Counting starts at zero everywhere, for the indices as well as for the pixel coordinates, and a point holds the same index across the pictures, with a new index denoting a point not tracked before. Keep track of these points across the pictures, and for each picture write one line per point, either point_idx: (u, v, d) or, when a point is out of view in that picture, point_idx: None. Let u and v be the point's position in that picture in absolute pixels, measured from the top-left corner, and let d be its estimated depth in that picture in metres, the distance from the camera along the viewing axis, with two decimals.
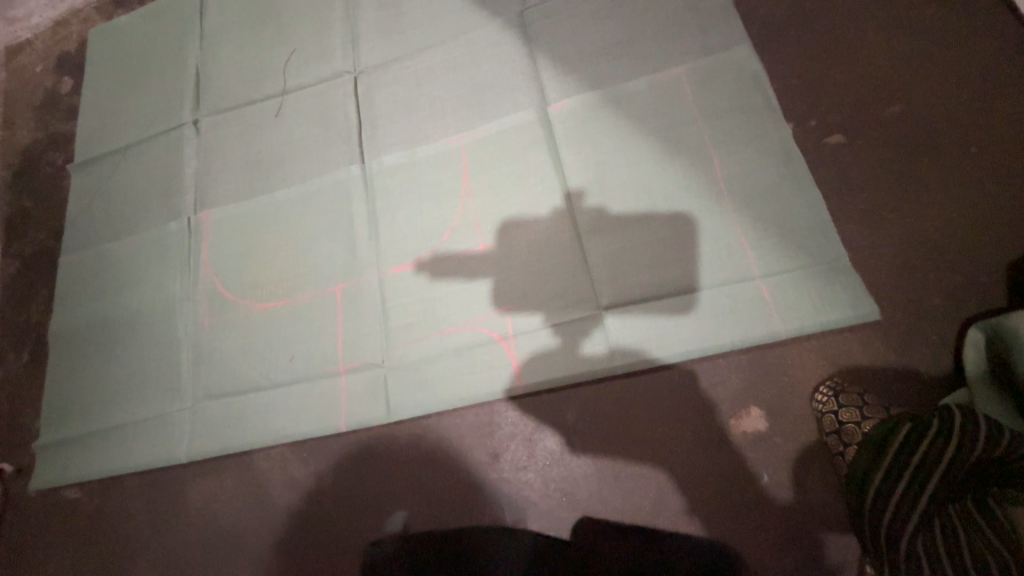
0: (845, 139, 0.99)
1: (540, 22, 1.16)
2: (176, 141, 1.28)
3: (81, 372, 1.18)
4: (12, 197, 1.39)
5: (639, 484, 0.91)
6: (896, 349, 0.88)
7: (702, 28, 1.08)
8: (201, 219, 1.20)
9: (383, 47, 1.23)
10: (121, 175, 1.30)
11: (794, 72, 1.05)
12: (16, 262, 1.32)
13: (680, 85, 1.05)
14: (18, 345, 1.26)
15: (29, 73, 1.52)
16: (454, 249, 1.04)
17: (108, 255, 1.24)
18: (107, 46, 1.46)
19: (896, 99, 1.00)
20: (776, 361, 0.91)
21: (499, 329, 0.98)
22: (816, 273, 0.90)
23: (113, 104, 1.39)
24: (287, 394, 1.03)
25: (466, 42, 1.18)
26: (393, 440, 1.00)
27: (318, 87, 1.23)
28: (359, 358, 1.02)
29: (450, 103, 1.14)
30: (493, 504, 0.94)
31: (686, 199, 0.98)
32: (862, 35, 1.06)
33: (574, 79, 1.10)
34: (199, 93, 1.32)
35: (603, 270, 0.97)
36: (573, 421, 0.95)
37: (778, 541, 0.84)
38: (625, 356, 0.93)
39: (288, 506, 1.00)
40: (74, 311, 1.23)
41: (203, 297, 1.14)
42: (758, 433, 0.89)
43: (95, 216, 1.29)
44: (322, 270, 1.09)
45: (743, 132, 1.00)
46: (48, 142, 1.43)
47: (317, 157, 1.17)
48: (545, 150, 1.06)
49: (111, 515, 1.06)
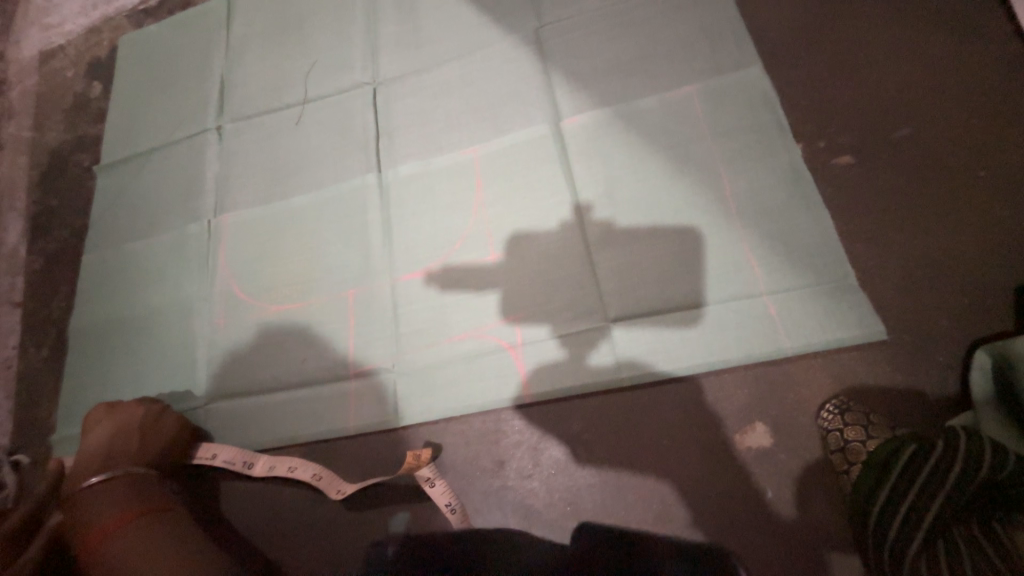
0: (853, 160, 1.01)
1: (555, 39, 1.19)
2: (199, 146, 1.33)
3: (98, 368, 1.21)
4: (40, 196, 1.44)
5: (641, 496, 0.91)
6: (903, 369, 0.88)
7: (713, 48, 1.10)
8: (220, 222, 1.24)
9: (402, 60, 1.27)
10: (145, 178, 1.34)
11: (805, 92, 1.07)
12: (41, 259, 1.37)
13: (691, 103, 1.07)
14: (39, 339, 1.29)
15: (60, 77, 1.58)
16: (465, 259, 1.06)
17: (130, 254, 1.28)
18: (136, 53, 1.52)
19: (905, 122, 1.02)
20: (782, 378, 0.92)
21: (507, 338, 1.00)
22: (823, 291, 0.91)
23: (140, 109, 1.44)
24: (298, 396, 1.06)
25: (482, 57, 1.21)
26: (401, 444, 1.01)
27: (337, 97, 1.27)
28: (370, 363, 1.04)
29: (465, 116, 1.17)
30: (497, 510, 0.95)
31: (693, 215, 1.00)
32: (873, 59, 1.08)
33: (588, 95, 1.12)
34: (223, 100, 1.37)
35: (611, 283, 0.99)
36: (578, 431, 0.96)
37: (784, 558, 0.84)
38: (630, 368, 0.94)
39: (298, 507, 1.02)
40: (94, 309, 1.26)
41: (220, 298, 1.18)
42: (763, 450, 0.90)
43: (118, 216, 1.33)
44: (335, 275, 1.12)
45: (752, 151, 1.02)
46: (76, 144, 1.48)
47: (334, 165, 1.21)
48: (557, 164, 1.08)
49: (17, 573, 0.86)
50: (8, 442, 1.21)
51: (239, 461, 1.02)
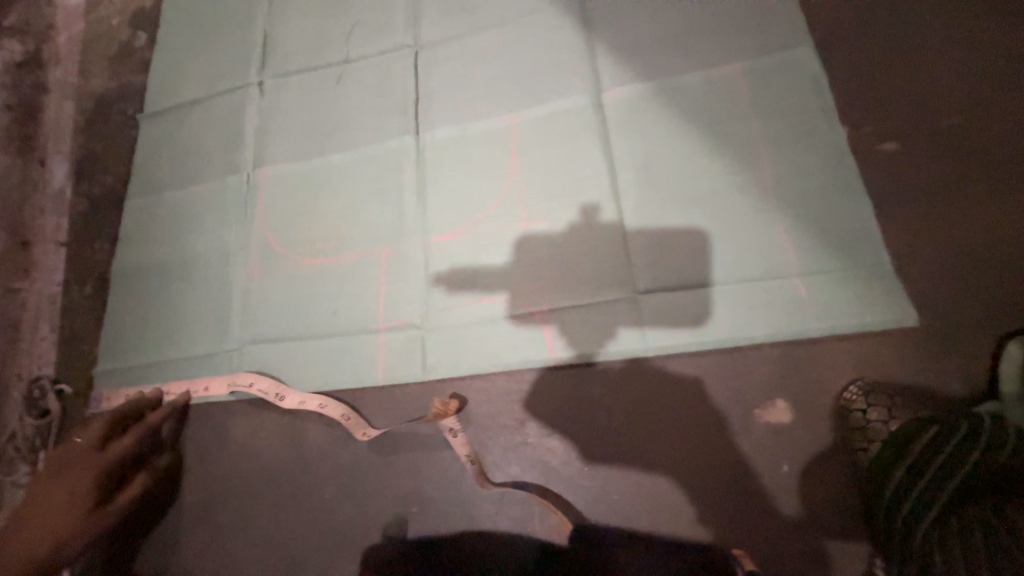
0: (898, 148, 0.99)
1: (602, 10, 1.18)
2: (240, 100, 1.35)
3: (138, 308, 1.26)
4: (84, 141, 1.48)
5: (657, 462, 0.95)
6: (931, 357, 0.89)
7: (764, 27, 1.08)
8: (259, 174, 1.27)
9: (444, 24, 1.27)
10: (187, 128, 1.37)
11: (854, 77, 1.05)
12: (85, 202, 1.42)
13: (736, 82, 1.06)
14: (83, 278, 1.35)
15: (105, 25, 1.60)
16: (497, 222, 1.08)
17: (170, 202, 1.32)
18: (181, 5, 1.54)
19: (957, 111, 1.00)
20: (807, 358, 0.93)
21: (535, 303, 1.02)
22: (855, 277, 0.92)
23: (183, 60, 1.46)
24: (329, 345, 1.10)
25: (526, 24, 1.21)
26: (426, 397, 1.05)
27: (378, 58, 1.28)
28: (401, 318, 1.08)
29: (505, 84, 1.17)
30: (516, 465, 1.00)
31: (730, 194, 1.00)
32: (929, 46, 1.05)
33: (631, 68, 1.12)
34: (265, 56, 1.38)
35: (641, 258, 1.00)
36: (600, 396, 0.98)
37: (792, 527, 0.88)
38: (654, 340, 0.97)
39: (330, 448, 1.08)
40: (135, 251, 1.31)
41: (257, 248, 1.21)
42: (781, 426, 0.92)
43: (160, 165, 1.37)
44: (370, 232, 1.15)
45: (795, 133, 1.01)
46: (121, 92, 1.51)
47: (373, 125, 1.22)
48: (596, 135, 1.09)
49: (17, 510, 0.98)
50: (53, 371, 1.28)
51: (271, 392, 1.09)
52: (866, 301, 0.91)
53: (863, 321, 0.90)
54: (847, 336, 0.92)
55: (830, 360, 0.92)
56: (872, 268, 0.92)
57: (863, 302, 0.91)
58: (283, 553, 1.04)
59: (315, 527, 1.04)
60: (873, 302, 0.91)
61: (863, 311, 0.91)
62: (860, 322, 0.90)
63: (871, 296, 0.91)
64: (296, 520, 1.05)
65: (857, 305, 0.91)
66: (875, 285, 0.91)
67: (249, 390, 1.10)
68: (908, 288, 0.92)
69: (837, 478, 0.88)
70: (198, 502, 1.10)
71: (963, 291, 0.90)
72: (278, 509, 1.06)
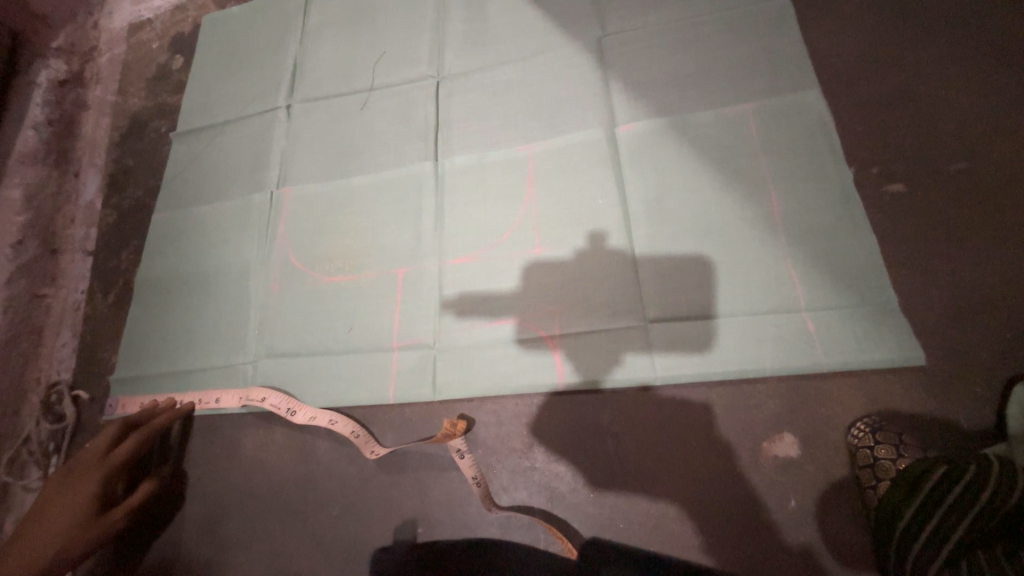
0: (904, 189, 1.02)
1: (617, 50, 1.24)
2: (269, 123, 1.42)
3: (159, 317, 1.30)
4: (118, 155, 1.55)
5: (663, 492, 0.94)
6: (941, 396, 0.90)
7: (773, 70, 1.13)
8: (282, 194, 1.32)
9: (466, 58, 1.33)
10: (216, 147, 1.44)
11: (861, 120, 1.09)
12: (114, 214, 1.47)
13: (745, 120, 1.10)
14: (106, 287, 1.40)
15: (146, 48, 1.69)
16: (511, 247, 1.12)
17: (196, 217, 1.37)
18: (218, 33, 1.63)
19: (962, 156, 1.02)
20: (815, 392, 0.94)
21: (545, 326, 1.04)
22: (862, 314, 0.93)
23: (217, 83, 1.54)
24: (342, 362, 1.12)
25: (545, 61, 1.27)
26: (437, 416, 1.07)
27: (403, 88, 1.35)
28: (413, 337, 1.10)
29: (522, 116, 1.22)
30: (523, 489, 1.00)
31: (739, 228, 1.03)
32: (934, 93, 1.08)
33: (644, 105, 1.17)
34: (294, 82, 1.46)
35: (651, 286, 1.03)
36: (608, 423, 0.99)
37: (800, 566, 0.87)
38: (663, 369, 0.97)
39: (340, 465, 1.08)
40: (158, 263, 1.35)
41: (277, 264, 1.25)
42: (789, 460, 0.92)
43: (188, 181, 1.43)
44: (387, 252, 1.19)
45: (802, 172, 1.04)
46: (155, 111, 1.59)
47: (395, 151, 1.28)
48: (609, 168, 1.13)
49: (29, 510, 1.00)
50: (72, 376, 1.32)
51: (284, 407, 1.11)
52: (875, 338, 0.92)
53: (872, 358, 0.91)
54: (852, 372, 0.94)
55: (837, 396, 0.93)
56: (880, 306, 0.93)
57: (874, 341, 0.92)
58: (286, 567, 1.04)
59: (321, 544, 1.04)
60: (883, 340, 0.92)
61: (872, 349, 0.91)
62: (868, 359, 0.91)
63: (879, 334, 0.92)
64: (302, 536, 1.05)
65: (868, 343, 0.92)
66: (882, 324, 0.92)
67: (262, 404, 1.12)
68: (917, 328, 0.93)
69: (852, 513, 0.88)
70: (205, 514, 1.11)
71: (972, 333, 0.91)
72: (285, 523, 1.07)
